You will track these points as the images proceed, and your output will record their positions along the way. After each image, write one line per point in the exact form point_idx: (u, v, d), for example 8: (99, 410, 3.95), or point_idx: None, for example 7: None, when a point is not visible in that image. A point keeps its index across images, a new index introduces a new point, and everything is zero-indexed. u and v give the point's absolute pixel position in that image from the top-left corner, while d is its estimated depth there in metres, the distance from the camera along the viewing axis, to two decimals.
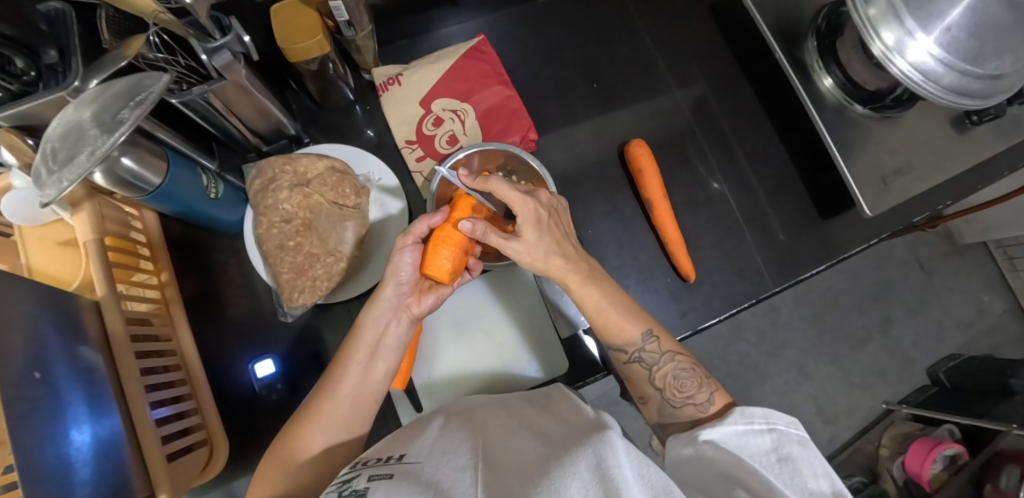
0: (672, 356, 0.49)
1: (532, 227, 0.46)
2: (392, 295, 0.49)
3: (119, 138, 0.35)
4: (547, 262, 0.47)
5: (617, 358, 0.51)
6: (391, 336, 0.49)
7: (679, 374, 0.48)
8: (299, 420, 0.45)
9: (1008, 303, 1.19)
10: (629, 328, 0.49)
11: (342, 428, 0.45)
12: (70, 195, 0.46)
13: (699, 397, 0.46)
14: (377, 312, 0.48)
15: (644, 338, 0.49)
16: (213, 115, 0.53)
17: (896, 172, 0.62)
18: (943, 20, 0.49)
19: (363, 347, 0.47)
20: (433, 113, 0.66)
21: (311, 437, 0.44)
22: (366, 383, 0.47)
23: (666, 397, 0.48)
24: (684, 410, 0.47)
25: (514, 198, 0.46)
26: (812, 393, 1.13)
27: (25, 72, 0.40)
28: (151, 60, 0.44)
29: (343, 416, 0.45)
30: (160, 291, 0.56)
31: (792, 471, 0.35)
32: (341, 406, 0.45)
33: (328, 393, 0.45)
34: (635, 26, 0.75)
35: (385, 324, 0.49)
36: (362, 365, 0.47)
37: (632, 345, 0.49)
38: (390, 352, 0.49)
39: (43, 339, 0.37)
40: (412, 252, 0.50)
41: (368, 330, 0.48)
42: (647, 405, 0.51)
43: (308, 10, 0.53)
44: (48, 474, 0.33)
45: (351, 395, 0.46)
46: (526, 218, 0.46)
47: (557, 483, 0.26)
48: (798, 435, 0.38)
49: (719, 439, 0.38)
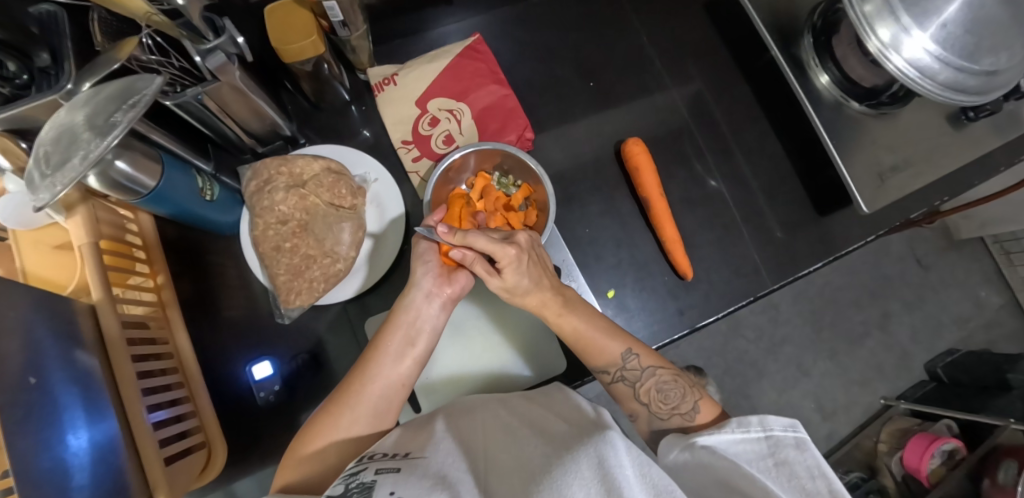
0: (654, 371, 0.49)
1: (513, 270, 0.46)
2: (422, 278, 0.50)
3: (113, 141, 0.35)
4: (533, 296, 0.49)
5: (602, 379, 0.51)
6: (425, 321, 0.50)
7: (662, 387, 0.48)
8: (325, 409, 0.45)
9: (1005, 297, 1.19)
10: (610, 348, 0.49)
11: (371, 417, 0.45)
12: (65, 198, 0.46)
13: (682, 407, 0.46)
14: (412, 298, 0.50)
15: (624, 357, 0.49)
16: (207, 116, 0.52)
17: (894, 168, 0.62)
18: (940, 16, 0.49)
19: (400, 331, 0.48)
20: (429, 113, 0.66)
21: (340, 422, 0.44)
22: (398, 369, 0.47)
23: (653, 410, 0.48)
24: (671, 421, 0.46)
25: (494, 248, 0.44)
26: (810, 389, 1.13)
27: (17, 75, 0.41)
28: (144, 62, 0.44)
29: (373, 402, 0.45)
30: (157, 294, 0.56)
31: (789, 474, 0.35)
32: (373, 387, 0.45)
33: (360, 379, 0.46)
34: (631, 23, 0.75)
35: (419, 310, 0.50)
36: (395, 352, 0.47)
37: (614, 366, 0.49)
38: (423, 337, 0.50)
39: (38, 345, 0.37)
40: (428, 238, 0.52)
41: (405, 313, 0.49)
42: (636, 421, 0.51)
43: (301, 11, 0.53)
44: (44, 479, 0.33)
45: (384, 378, 0.46)
46: (507, 264, 0.45)
47: (562, 480, 0.27)
48: (796, 438, 0.37)
49: (716, 445, 0.38)
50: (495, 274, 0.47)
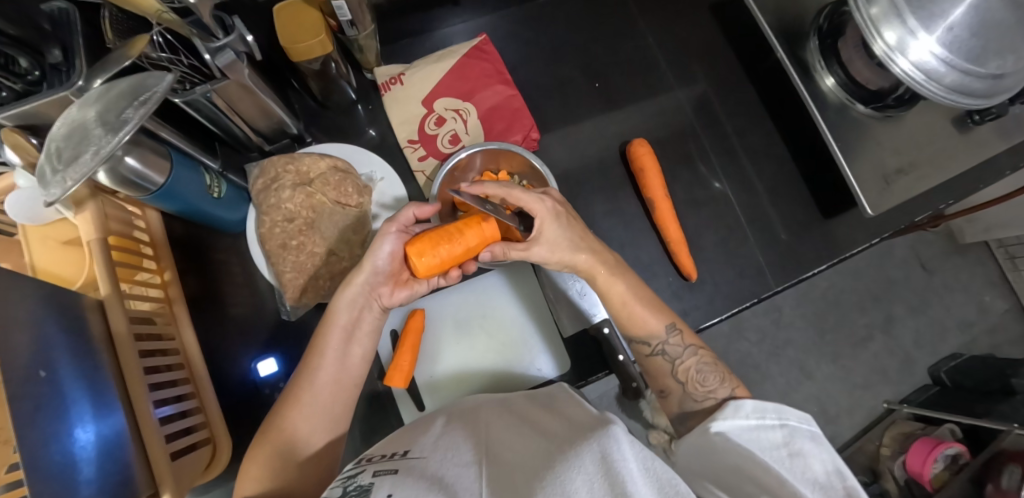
0: (695, 351, 0.50)
1: (552, 224, 0.48)
2: (365, 281, 0.49)
3: (123, 137, 0.35)
4: (579, 255, 0.49)
5: (639, 351, 0.52)
6: (365, 323, 0.50)
7: (701, 368, 0.49)
8: (277, 417, 0.46)
9: (1009, 302, 1.19)
10: (655, 321, 0.50)
11: (326, 417, 0.46)
12: (74, 194, 0.46)
13: (721, 392, 0.47)
14: (350, 298, 0.49)
15: (668, 331, 0.50)
16: (216, 114, 0.53)
17: (898, 171, 0.62)
18: (945, 19, 0.49)
19: (338, 332, 0.48)
20: (435, 112, 0.67)
21: (298, 423, 0.45)
22: (345, 369, 0.48)
23: (687, 391, 0.49)
24: (705, 403, 0.47)
25: (531, 200, 0.48)
26: (813, 392, 1.13)
27: (29, 71, 0.41)
28: (155, 59, 0.44)
29: (326, 408, 0.46)
30: (163, 291, 0.56)
31: (802, 465, 0.35)
32: (321, 395, 0.46)
33: (306, 385, 0.46)
34: (637, 25, 0.75)
35: (359, 311, 0.50)
36: (337, 352, 0.48)
37: (656, 339, 0.50)
38: (365, 336, 0.50)
39: (47, 337, 0.37)
40: (390, 241, 0.50)
41: (341, 315, 0.49)
42: (665, 399, 0.52)
43: (311, 10, 0.53)
44: (53, 472, 0.33)
45: (330, 383, 0.46)
46: (544, 216, 0.48)
47: (564, 476, 0.27)
48: (811, 431, 0.38)
49: (731, 432, 0.39)
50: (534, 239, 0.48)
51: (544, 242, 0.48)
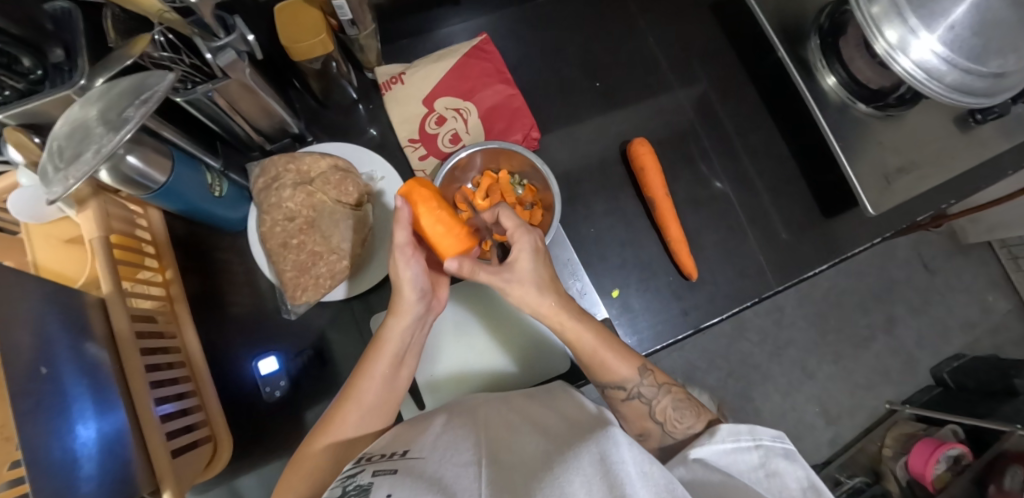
0: (669, 389, 0.49)
1: (529, 258, 0.47)
2: (417, 307, 0.49)
3: (124, 136, 0.35)
4: (545, 300, 0.47)
5: (614, 396, 0.50)
6: (414, 344, 0.51)
7: (677, 405, 0.49)
8: (317, 435, 0.44)
9: (1012, 302, 1.18)
10: (627, 366, 0.49)
11: (371, 418, 0.45)
12: (76, 193, 0.46)
13: (698, 427, 0.47)
14: (405, 325, 0.49)
15: (640, 374, 0.49)
16: (217, 114, 0.53)
17: (900, 170, 0.62)
18: (946, 18, 0.49)
19: (388, 358, 0.48)
20: (436, 112, 0.67)
21: (338, 434, 0.43)
22: (393, 388, 0.48)
23: (667, 429, 0.48)
24: (685, 440, 0.47)
25: (518, 230, 0.48)
26: (815, 393, 1.12)
27: (32, 70, 0.41)
28: (156, 59, 0.45)
29: (369, 424, 0.45)
30: (165, 289, 0.57)
31: (779, 485, 0.36)
32: (369, 412, 0.45)
33: (354, 402, 0.45)
34: (638, 24, 0.75)
35: (408, 335, 0.49)
36: (387, 375, 0.47)
37: (630, 382, 0.49)
38: (411, 357, 0.51)
39: (49, 334, 0.37)
40: (414, 262, 0.49)
41: (394, 342, 0.48)
42: (644, 440, 0.51)
43: (311, 10, 0.53)
44: (55, 469, 0.33)
45: (378, 401, 0.46)
46: (524, 249, 0.47)
47: (563, 477, 0.27)
48: (785, 448, 0.39)
49: (709, 458, 0.38)
50: (505, 271, 0.47)
51: (517, 274, 0.47)
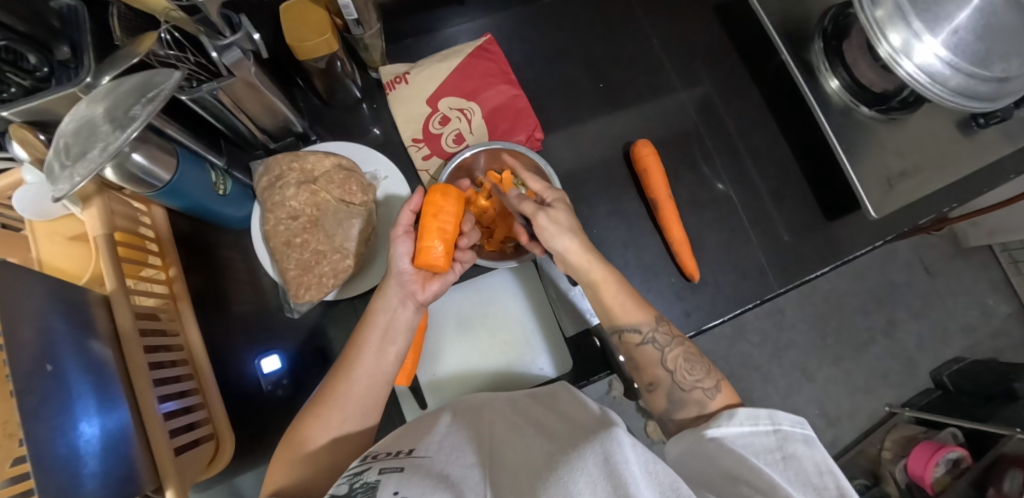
0: (681, 341, 0.50)
1: (563, 206, 0.54)
2: (394, 282, 0.52)
3: (131, 134, 0.35)
4: (571, 241, 0.51)
5: (628, 341, 0.51)
6: (400, 322, 0.51)
7: (689, 358, 0.49)
8: (312, 408, 0.46)
9: (1013, 306, 1.19)
10: (641, 312, 0.51)
11: (359, 415, 0.46)
12: (81, 190, 0.47)
13: (707, 382, 0.47)
14: (385, 300, 0.51)
15: (656, 320, 0.51)
16: (223, 112, 0.53)
17: (902, 174, 0.62)
18: (950, 22, 0.49)
19: (377, 329, 0.49)
20: (440, 112, 0.67)
21: (332, 415, 0.45)
22: (380, 365, 0.48)
23: (676, 380, 0.48)
24: (694, 392, 0.46)
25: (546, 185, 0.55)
26: (814, 394, 1.12)
27: (38, 67, 0.41)
28: (162, 56, 0.44)
29: (360, 401, 0.46)
30: (168, 287, 0.57)
31: (795, 468, 0.35)
32: (357, 386, 0.46)
33: (343, 375, 0.47)
34: (642, 26, 0.75)
35: (393, 309, 0.51)
36: (375, 347, 0.49)
37: (647, 324, 0.50)
38: (402, 336, 0.51)
39: (53, 332, 0.37)
40: (405, 242, 0.53)
41: (379, 314, 0.50)
42: (653, 394, 0.50)
43: (316, 9, 0.53)
44: (58, 465, 0.33)
45: (367, 376, 0.47)
46: (558, 199, 0.54)
47: (568, 478, 0.27)
48: (805, 434, 0.39)
49: (725, 438, 0.39)
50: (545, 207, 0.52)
51: (552, 216, 0.52)
